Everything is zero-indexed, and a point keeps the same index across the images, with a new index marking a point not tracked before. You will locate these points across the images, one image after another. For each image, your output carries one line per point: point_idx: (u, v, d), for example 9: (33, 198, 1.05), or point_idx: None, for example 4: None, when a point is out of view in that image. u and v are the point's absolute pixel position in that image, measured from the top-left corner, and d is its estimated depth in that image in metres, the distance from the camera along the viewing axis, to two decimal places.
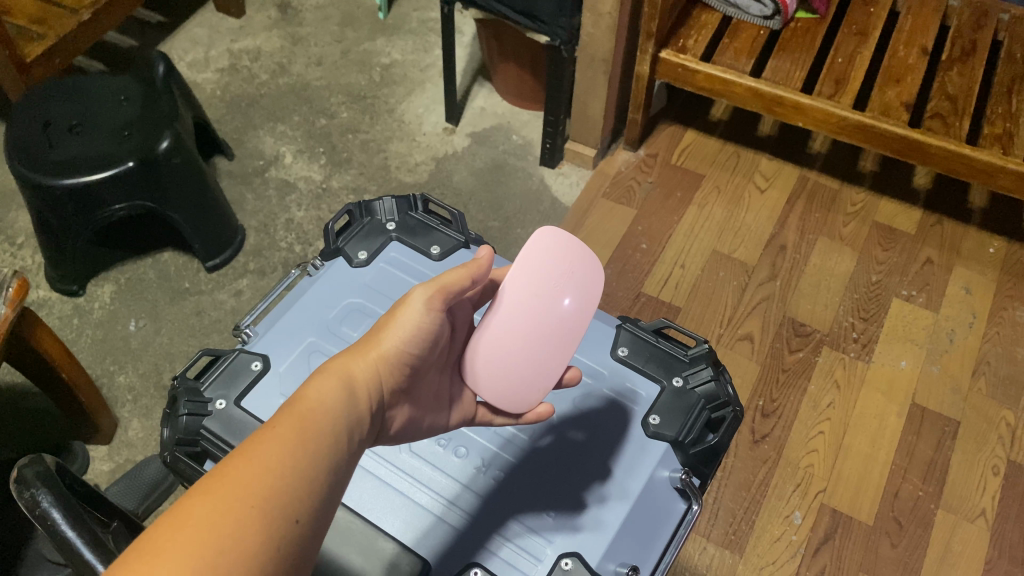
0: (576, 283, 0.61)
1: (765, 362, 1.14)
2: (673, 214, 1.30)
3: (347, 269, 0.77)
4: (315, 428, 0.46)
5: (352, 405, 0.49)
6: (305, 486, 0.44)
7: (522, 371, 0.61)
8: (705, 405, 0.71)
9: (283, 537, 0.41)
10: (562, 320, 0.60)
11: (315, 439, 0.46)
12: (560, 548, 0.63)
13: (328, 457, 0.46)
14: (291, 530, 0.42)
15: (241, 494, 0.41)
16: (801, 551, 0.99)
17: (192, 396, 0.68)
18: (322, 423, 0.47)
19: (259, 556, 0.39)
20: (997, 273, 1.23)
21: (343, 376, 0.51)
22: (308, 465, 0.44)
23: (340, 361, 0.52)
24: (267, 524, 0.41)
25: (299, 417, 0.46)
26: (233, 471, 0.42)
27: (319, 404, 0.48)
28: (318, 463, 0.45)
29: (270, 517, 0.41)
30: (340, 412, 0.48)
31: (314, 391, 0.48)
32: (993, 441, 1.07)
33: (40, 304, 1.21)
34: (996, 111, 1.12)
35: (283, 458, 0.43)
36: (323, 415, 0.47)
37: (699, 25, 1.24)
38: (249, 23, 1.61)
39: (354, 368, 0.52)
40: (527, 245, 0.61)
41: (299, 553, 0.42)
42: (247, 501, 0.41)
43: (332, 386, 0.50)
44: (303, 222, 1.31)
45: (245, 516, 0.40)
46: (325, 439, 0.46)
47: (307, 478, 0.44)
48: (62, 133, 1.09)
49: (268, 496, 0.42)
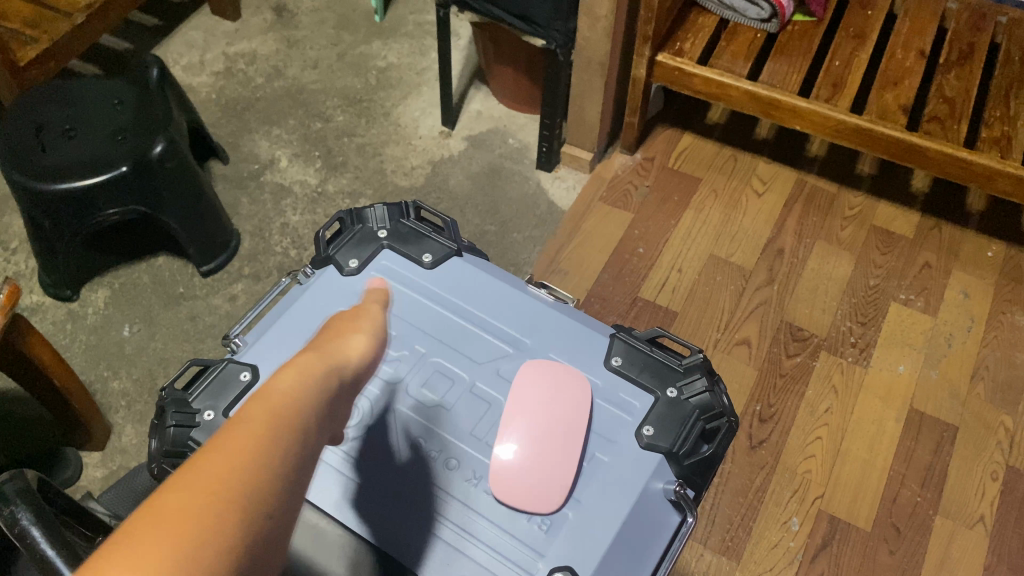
0: (569, 393, 0.67)
1: (762, 366, 1.14)
2: (670, 218, 1.30)
3: (338, 278, 0.76)
4: (284, 427, 0.45)
5: (317, 407, 0.48)
6: (279, 478, 0.42)
7: (547, 478, 0.63)
8: (700, 416, 0.69)
9: (258, 526, 0.40)
10: (566, 424, 0.65)
11: (283, 437, 0.44)
12: (552, 562, 0.61)
13: (299, 454, 0.44)
14: (266, 518, 0.40)
15: (218, 485, 0.39)
16: (799, 557, 0.99)
17: (180, 407, 0.67)
18: (292, 422, 0.45)
19: (234, 544, 0.38)
20: (995, 278, 1.22)
21: (306, 377, 0.50)
22: (281, 459, 0.43)
23: (305, 364, 0.51)
24: (243, 515, 0.39)
25: (270, 415, 0.45)
26: (207, 462, 0.41)
27: (285, 402, 0.46)
28: (288, 459, 0.43)
29: (245, 507, 0.39)
30: (307, 415, 0.47)
31: (279, 392, 0.47)
32: (992, 446, 1.07)
33: (33, 309, 1.20)
34: (994, 114, 1.11)
35: (252, 443, 0.42)
36: (292, 415, 0.46)
37: (696, 28, 1.23)
38: (244, 26, 1.60)
39: (316, 370, 0.51)
40: (524, 369, 0.68)
41: (267, 550, 0.40)
42: (222, 490, 0.39)
43: (294, 386, 0.48)
44: (298, 225, 1.30)
45: (219, 508, 0.38)
46: (296, 437, 0.45)
47: (280, 472, 0.42)
48: (56, 138, 1.08)
49: (246, 485, 0.40)
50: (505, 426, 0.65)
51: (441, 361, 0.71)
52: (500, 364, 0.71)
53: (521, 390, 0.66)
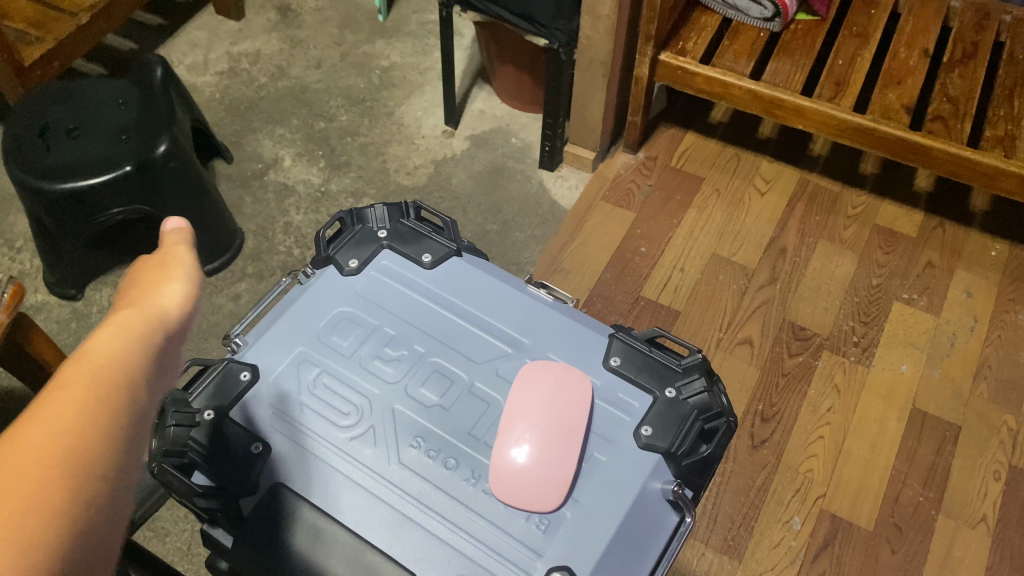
0: (572, 391, 0.67)
1: (764, 366, 1.14)
2: (673, 218, 1.29)
3: (338, 278, 0.76)
4: (115, 381, 0.37)
5: (150, 357, 0.41)
6: (120, 436, 0.36)
7: (549, 478, 0.63)
8: (699, 416, 0.69)
9: (99, 497, 0.33)
10: (568, 421, 0.65)
11: (116, 392, 0.37)
12: (550, 562, 0.61)
13: (138, 409, 0.38)
14: (108, 482, 0.34)
15: (44, 457, 0.32)
16: (800, 557, 0.99)
17: (180, 406, 0.66)
18: (122, 376, 0.38)
19: (78, 522, 0.32)
20: (999, 277, 1.22)
21: (127, 328, 0.42)
22: (120, 418, 0.36)
23: (124, 316, 0.43)
24: (81, 485, 0.33)
25: (93, 371, 0.37)
26: (13, 437, 0.33)
27: (112, 355, 0.39)
28: (127, 415, 0.37)
29: (82, 476, 0.33)
30: (138, 365, 0.40)
31: (99, 346, 0.39)
32: (994, 446, 1.06)
33: (38, 308, 1.21)
34: (998, 113, 1.11)
35: (60, 416, 0.34)
36: (121, 368, 0.38)
37: (699, 27, 1.23)
38: (249, 25, 1.61)
39: (136, 322, 0.43)
40: (525, 370, 0.68)
41: (109, 524, 0.34)
42: (51, 461, 0.32)
43: (117, 338, 0.40)
44: (302, 225, 1.31)
45: (46, 480, 0.32)
46: (131, 393, 0.38)
47: (121, 429, 0.36)
48: (60, 137, 1.09)
49: (80, 451, 0.33)
50: (507, 427, 0.65)
51: (440, 361, 0.71)
52: (500, 365, 0.71)
53: (523, 390, 0.67)
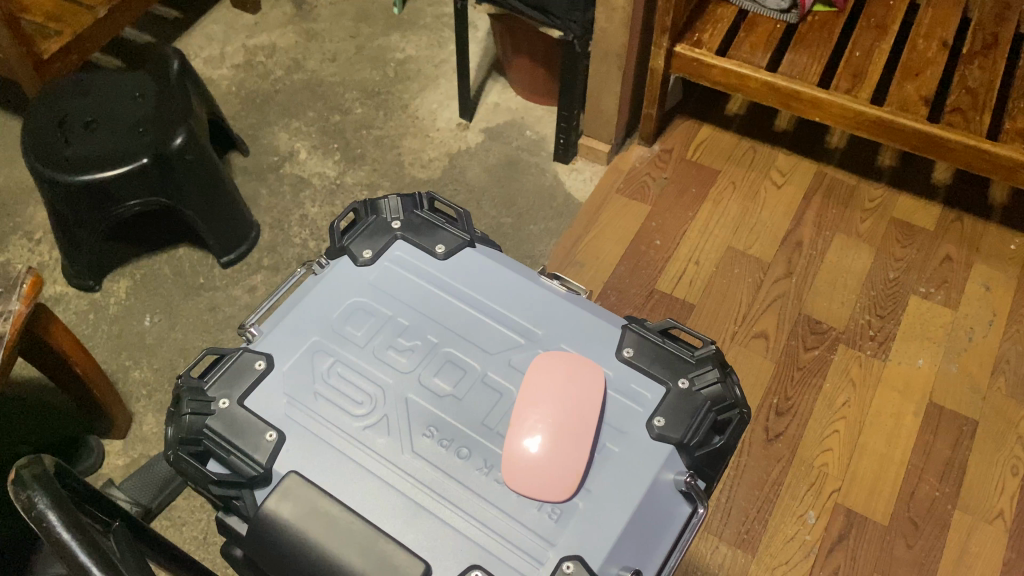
0: (585, 381, 0.67)
1: (779, 360, 1.13)
2: (687, 211, 1.29)
3: (352, 268, 0.76)
4: None
5: None
6: None
7: (560, 467, 0.63)
8: (712, 408, 0.69)
9: None
10: (579, 410, 0.66)
11: None
12: (562, 551, 0.61)
13: None
14: None
15: None
16: (814, 551, 0.98)
17: (196, 395, 0.69)
18: None
19: None
20: (1019, 271, 1.20)
21: None
22: None
23: None
24: None
25: None
26: None
27: None
28: None
29: None
30: None
31: None
32: (1012, 442, 1.05)
33: (57, 299, 1.23)
34: (1018, 105, 1.09)
35: None
36: None
37: (715, 19, 1.22)
38: (264, 19, 1.62)
39: None
40: (538, 360, 0.68)
41: None
42: None
43: None
44: (317, 218, 1.32)
45: None
46: None
47: None
48: (79, 130, 1.10)
49: None
50: (522, 417, 0.65)
51: (453, 352, 0.71)
52: (513, 355, 0.71)
53: (535, 381, 0.67)
